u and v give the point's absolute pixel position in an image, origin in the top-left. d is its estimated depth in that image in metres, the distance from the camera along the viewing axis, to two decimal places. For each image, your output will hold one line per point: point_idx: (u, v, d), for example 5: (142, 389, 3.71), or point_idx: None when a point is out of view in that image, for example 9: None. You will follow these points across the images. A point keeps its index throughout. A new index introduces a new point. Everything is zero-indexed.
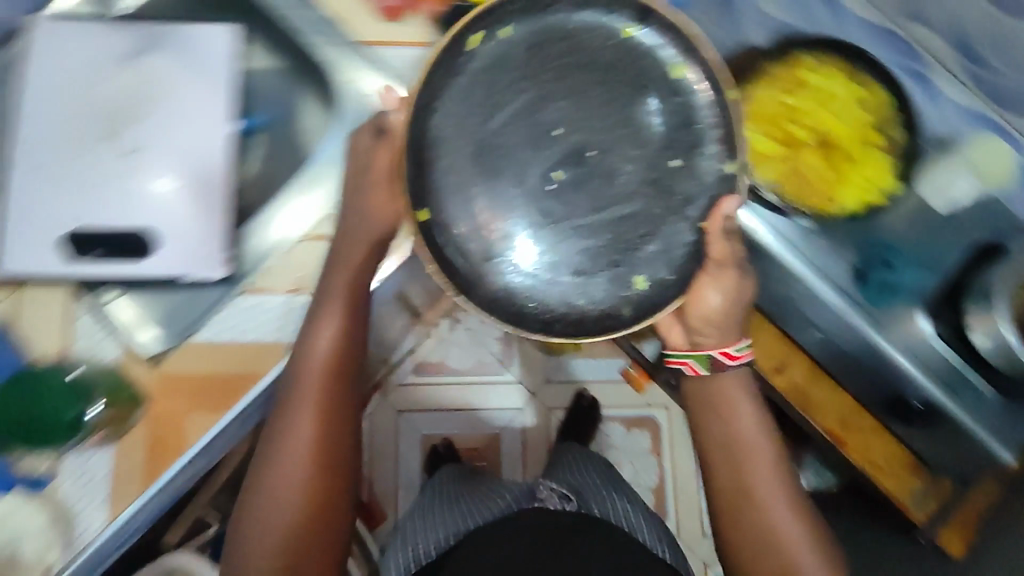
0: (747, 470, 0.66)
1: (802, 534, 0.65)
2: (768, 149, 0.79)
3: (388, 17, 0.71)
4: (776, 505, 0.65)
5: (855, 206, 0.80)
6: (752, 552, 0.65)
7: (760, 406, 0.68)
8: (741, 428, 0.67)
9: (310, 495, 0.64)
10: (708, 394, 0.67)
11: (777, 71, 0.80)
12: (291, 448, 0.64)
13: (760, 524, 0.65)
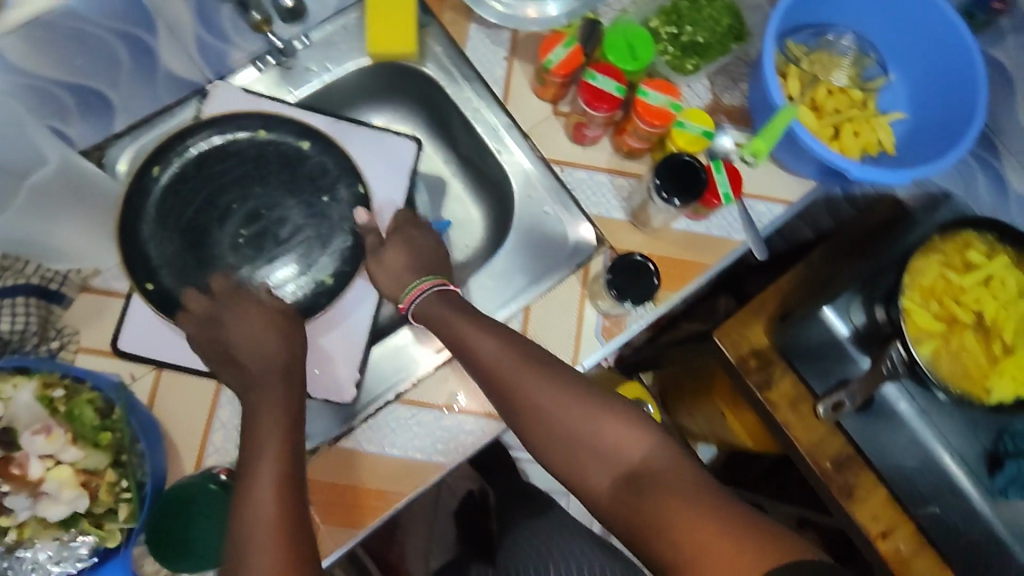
0: (503, 374, 0.57)
1: (614, 422, 0.54)
2: (928, 324, 0.75)
3: (581, 141, 0.72)
4: (565, 405, 0.55)
5: (1009, 398, 0.75)
6: (573, 461, 0.55)
7: (484, 320, 0.60)
8: (487, 341, 0.58)
9: (284, 507, 0.49)
10: (439, 315, 0.61)
11: (943, 247, 0.79)
12: (262, 485, 0.49)
13: (562, 429, 0.55)
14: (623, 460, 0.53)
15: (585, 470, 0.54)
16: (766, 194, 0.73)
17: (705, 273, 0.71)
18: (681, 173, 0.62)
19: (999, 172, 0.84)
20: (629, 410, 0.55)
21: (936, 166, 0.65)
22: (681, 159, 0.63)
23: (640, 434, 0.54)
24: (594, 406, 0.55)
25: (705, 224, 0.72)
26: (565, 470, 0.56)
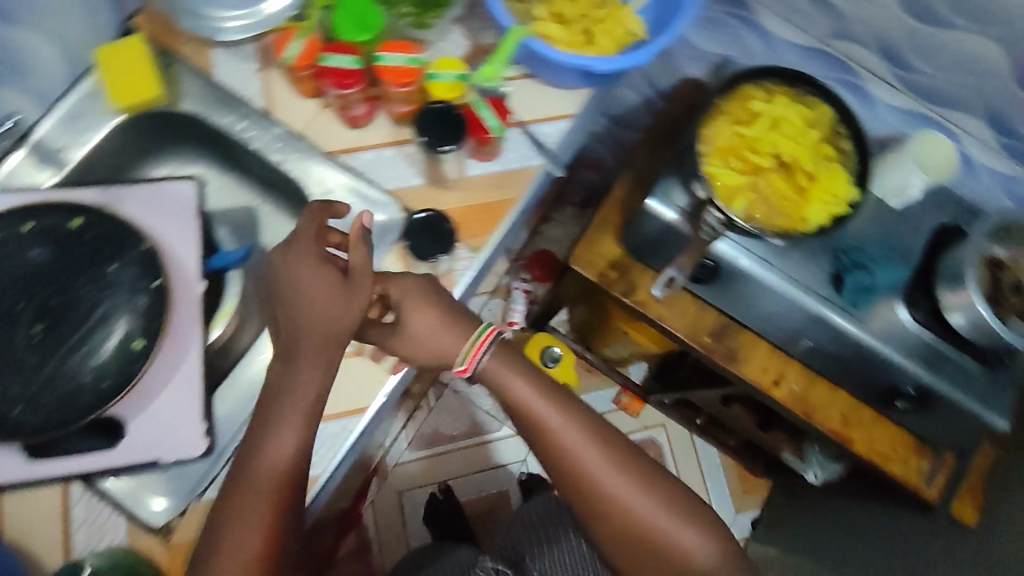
0: (579, 467, 0.66)
1: (687, 530, 0.67)
2: (730, 182, 0.80)
3: (352, 124, 0.72)
4: (642, 501, 0.66)
5: (825, 221, 0.81)
6: (632, 553, 0.67)
7: (551, 394, 0.67)
8: (557, 419, 0.66)
9: (274, 507, 0.56)
10: (486, 379, 0.66)
11: (727, 108, 0.84)
12: (269, 461, 0.57)
13: (629, 526, 0.66)
14: (681, 563, 0.66)
15: (636, 557, 0.67)
16: (545, 114, 0.75)
17: (515, 207, 0.73)
18: (439, 116, 0.65)
19: (754, 21, 0.87)
20: (683, 499, 0.68)
21: (665, 38, 0.71)
22: (437, 105, 0.66)
23: (704, 542, 0.67)
24: (669, 506, 0.67)
25: (500, 162, 0.74)
26: (621, 550, 0.68)
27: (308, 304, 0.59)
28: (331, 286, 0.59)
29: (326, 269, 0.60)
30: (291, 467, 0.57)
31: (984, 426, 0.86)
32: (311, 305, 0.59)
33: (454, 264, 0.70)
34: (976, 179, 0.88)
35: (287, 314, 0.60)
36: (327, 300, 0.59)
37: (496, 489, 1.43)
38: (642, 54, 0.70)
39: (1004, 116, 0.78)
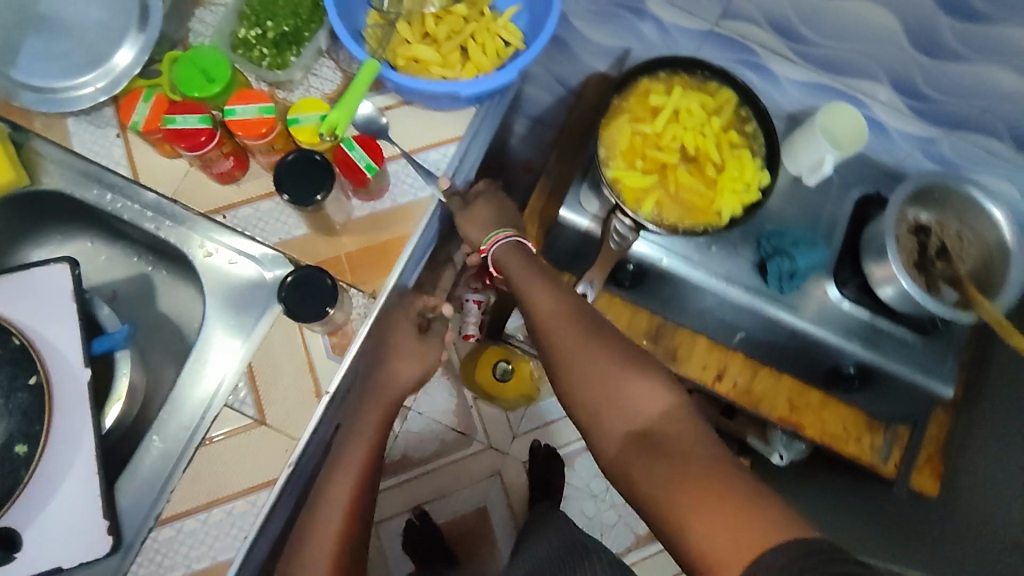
0: (551, 325, 0.71)
1: (637, 381, 0.66)
2: (637, 183, 0.77)
3: (226, 180, 0.67)
4: (592, 356, 0.68)
5: (737, 210, 0.78)
6: (592, 414, 0.67)
7: (546, 274, 0.74)
8: (542, 293, 0.72)
9: (368, 457, 0.64)
10: (507, 261, 0.74)
11: (626, 106, 0.80)
12: (368, 416, 0.65)
13: (585, 378, 0.67)
14: (639, 414, 0.65)
15: (602, 420, 0.66)
16: (430, 142, 0.72)
17: (410, 243, 0.69)
18: (304, 171, 0.60)
19: (643, 11, 0.83)
20: (651, 372, 0.67)
21: (533, 51, 0.66)
22: (303, 155, 0.61)
23: (658, 388, 0.65)
24: (635, 367, 0.67)
25: (388, 199, 0.70)
26: (582, 415, 0.68)
27: (388, 343, 0.67)
28: (408, 339, 0.67)
29: (400, 322, 0.67)
30: (385, 420, 0.66)
31: (933, 396, 0.84)
32: (394, 352, 0.66)
33: (352, 313, 0.67)
34: (892, 143, 0.86)
35: (369, 363, 0.67)
36: (407, 351, 0.66)
37: (476, 503, 1.41)
38: (513, 66, 0.66)
39: (907, 80, 0.75)
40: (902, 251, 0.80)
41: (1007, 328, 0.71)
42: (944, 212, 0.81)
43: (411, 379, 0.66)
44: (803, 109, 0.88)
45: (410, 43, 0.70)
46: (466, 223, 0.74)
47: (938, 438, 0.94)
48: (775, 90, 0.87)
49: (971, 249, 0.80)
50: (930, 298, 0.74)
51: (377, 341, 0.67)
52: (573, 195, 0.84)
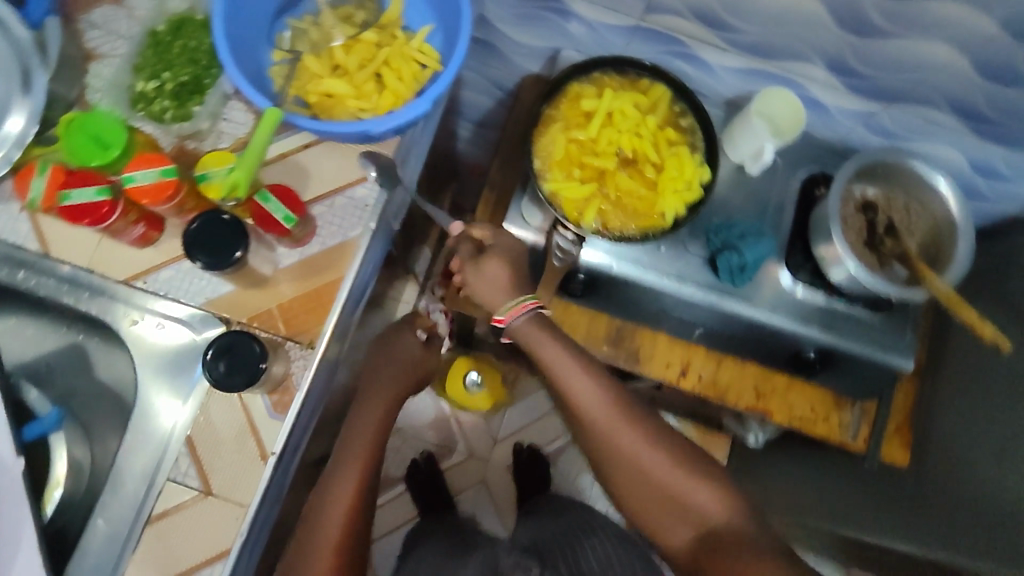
0: (610, 425, 0.76)
1: (699, 490, 0.75)
2: (577, 195, 0.76)
3: (143, 244, 0.64)
4: (659, 467, 0.76)
5: (681, 209, 0.76)
6: (659, 522, 0.78)
7: (591, 364, 0.77)
8: (591, 386, 0.75)
9: (360, 483, 0.75)
10: (523, 332, 0.75)
11: (557, 113, 0.78)
12: (362, 442, 0.76)
13: (649, 482, 0.77)
14: (700, 515, 0.75)
15: (666, 527, 0.77)
16: (355, 176, 0.69)
17: (345, 286, 0.67)
18: (214, 235, 0.57)
19: (566, 10, 0.80)
20: (682, 459, 0.77)
21: (444, 75, 0.62)
22: (213, 216, 0.58)
23: (713, 498, 0.75)
24: (683, 466, 0.77)
25: (317, 242, 0.67)
26: (650, 521, 0.79)
27: (397, 350, 0.85)
28: (416, 342, 0.86)
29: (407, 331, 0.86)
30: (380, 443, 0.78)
31: (894, 370, 0.83)
32: (402, 351, 0.85)
33: (291, 367, 0.64)
34: (833, 120, 0.85)
35: (375, 358, 0.84)
36: (414, 352, 0.86)
37: (466, 513, 1.40)
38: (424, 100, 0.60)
39: (837, 59, 0.74)
40: (850, 230, 0.79)
41: (958, 303, 0.70)
42: (891, 185, 0.81)
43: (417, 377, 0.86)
44: (740, 95, 0.86)
45: (321, 77, 0.66)
46: (475, 276, 0.75)
47: (906, 408, 0.94)
48: (709, 78, 0.85)
49: (920, 221, 0.79)
50: (880, 279, 0.73)
51: (382, 343, 0.85)
52: (514, 209, 0.83)
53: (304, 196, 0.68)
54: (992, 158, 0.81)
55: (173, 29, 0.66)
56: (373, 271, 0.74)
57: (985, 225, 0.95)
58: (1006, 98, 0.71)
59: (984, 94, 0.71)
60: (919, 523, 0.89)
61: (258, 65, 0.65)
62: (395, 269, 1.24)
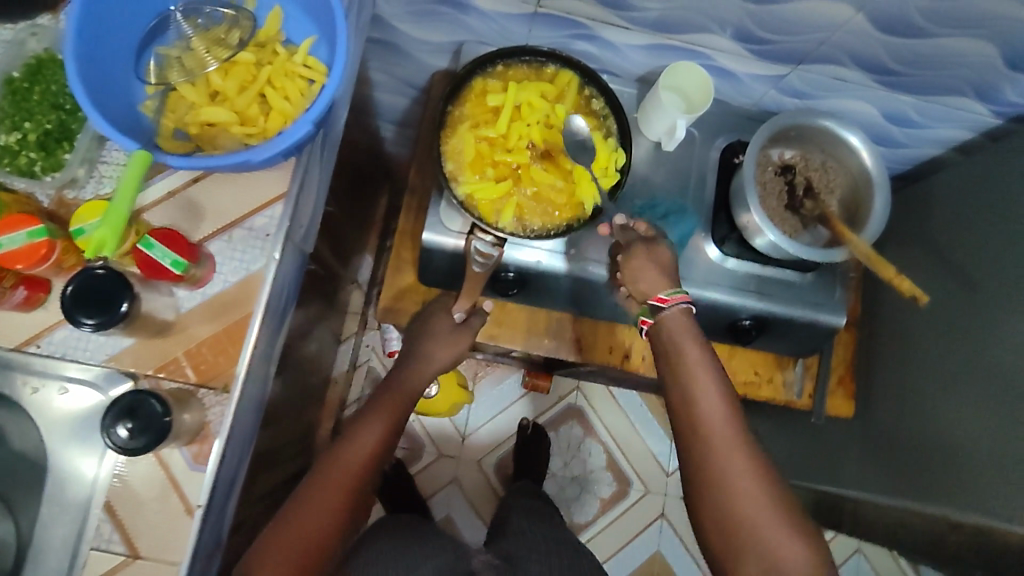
0: (715, 432, 0.63)
1: (790, 538, 0.58)
2: (492, 195, 0.73)
3: (28, 307, 0.60)
4: (748, 489, 0.61)
5: (601, 198, 0.75)
6: (727, 542, 0.61)
7: (714, 361, 0.67)
8: (710, 394, 0.65)
9: (338, 519, 0.65)
10: (671, 329, 0.70)
11: (464, 112, 0.76)
12: (349, 468, 0.68)
13: (727, 508, 0.61)
14: (770, 562, 0.58)
15: (726, 553, 0.61)
16: (251, 206, 0.66)
17: (256, 320, 0.64)
18: (92, 294, 0.54)
19: (460, 3, 0.77)
20: (774, 485, 0.61)
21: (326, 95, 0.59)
22: (89, 274, 0.55)
23: (802, 549, 0.58)
24: (771, 488, 0.61)
25: (219, 280, 0.64)
26: (717, 540, 0.62)
27: (434, 342, 0.81)
28: (448, 328, 0.82)
29: (441, 316, 0.83)
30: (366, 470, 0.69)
31: (829, 328, 0.83)
32: (437, 337, 0.82)
33: (208, 416, 0.61)
34: (745, 85, 0.84)
35: (410, 348, 0.82)
36: (444, 340, 0.82)
37: (441, 515, 1.39)
38: (303, 121, 0.57)
39: (739, 27, 0.72)
40: (770, 195, 0.78)
41: (876, 259, 0.69)
42: (806, 145, 0.80)
43: (443, 363, 0.81)
44: (650, 70, 0.84)
45: (200, 106, 0.62)
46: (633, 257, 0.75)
47: (847, 359, 0.94)
48: (618, 57, 0.83)
49: (840, 178, 0.79)
50: (803, 246, 0.73)
51: (421, 330, 0.83)
52: (434, 217, 0.79)
53: (198, 235, 0.64)
54: (903, 108, 0.82)
55: (30, 74, 0.62)
56: (288, 299, 0.71)
57: (906, 169, 0.96)
58: (911, 52, 0.70)
59: (887, 50, 0.71)
60: (870, 470, 0.91)
61: (128, 102, 0.61)
62: (333, 282, 1.20)
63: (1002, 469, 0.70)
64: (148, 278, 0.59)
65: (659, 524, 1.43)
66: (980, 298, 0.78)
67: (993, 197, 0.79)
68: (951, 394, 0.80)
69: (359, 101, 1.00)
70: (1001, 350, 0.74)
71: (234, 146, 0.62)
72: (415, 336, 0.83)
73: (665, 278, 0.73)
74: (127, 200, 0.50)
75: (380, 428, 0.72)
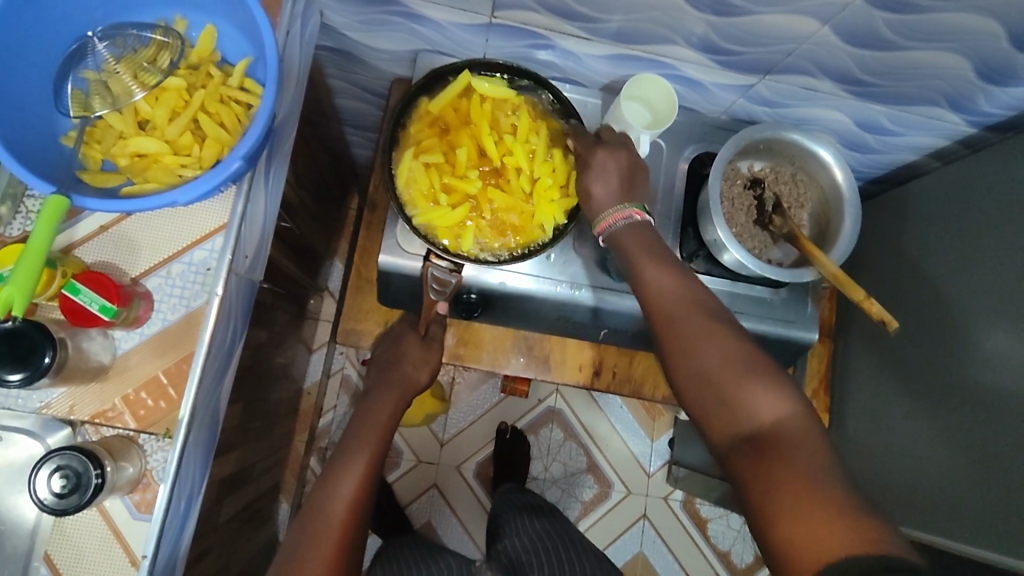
0: (669, 310, 0.60)
1: (757, 387, 0.54)
2: (447, 217, 0.70)
3: None
4: (715, 362, 0.56)
5: (560, 219, 0.72)
6: (707, 413, 0.56)
7: (663, 254, 0.63)
8: (660, 277, 0.62)
9: (336, 554, 0.61)
10: (619, 239, 0.65)
11: (416, 131, 0.72)
12: (339, 500, 0.64)
13: (699, 373, 0.57)
14: (750, 417, 0.54)
15: (710, 413, 0.56)
16: (190, 240, 0.63)
17: (198, 359, 0.60)
18: (8, 347, 0.53)
19: (412, 14, 0.72)
20: (740, 348, 0.57)
21: (257, 127, 0.56)
22: (4, 327, 0.53)
23: (777, 398, 0.54)
24: (752, 368, 0.55)
25: (157, 318, 0.61)
26: (697, 409, 0.58)
27: (403, 364, 0.78)
28: (415, 347, 0.80)
29: (408, 336, 0.80)
30: (354, 501, 0.64)
31: (801, 342, 0.82)
32: (406, 360, 0.79)
33: (149, 463, 0.60)
34: (712, 94, 0.80)
35: (379, 375, 0.78)
36: (412, 359, 0.79)
37: (422, 522, 1.35)
38: (232, 158, 0.56)
39: (702, 38, 0.68)
40: (738, 211, 0.76)
41: (844, 281, 0.65)
42: (777, 158, 0.78)
43: (422, 382, 0.79)
44: (615, 79, 0.81)
45: (127, 137, 0.59)
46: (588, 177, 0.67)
47: (821, 372, 0.97)
48: (579, 66, 0.79)
49: (813, 192, 0.77)
50: (771, 267, 0.71)
51: (389, 355, 0.80)
52: (391, 239, 0.76)
53: (134, 273, 0.62)
54: (876, 116, 0.79)
55: None
56: (237, 331, 0.69)
57: (885, 173, 0.93)
58: (881, 63, 0.67)
59: (856, 61, 0.68)
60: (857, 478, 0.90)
61: (48, 134, 0.58)
62: (303, 293, 1.17)
63: (978, 492, 0.69)
64: (74, 325, 0.58)
65: (643, 525, 1.39)
66: (952, 314, 0.76)
67: (968, 210, 0.77)
68: (926, 407, 0.78)
69: (318, 110, 0.96)
70: (971, 366, 0.72)
71: (167, 178, 0.59)
72: (381, 364, 0.80)
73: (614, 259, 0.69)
74: (37, 251, 0.49)
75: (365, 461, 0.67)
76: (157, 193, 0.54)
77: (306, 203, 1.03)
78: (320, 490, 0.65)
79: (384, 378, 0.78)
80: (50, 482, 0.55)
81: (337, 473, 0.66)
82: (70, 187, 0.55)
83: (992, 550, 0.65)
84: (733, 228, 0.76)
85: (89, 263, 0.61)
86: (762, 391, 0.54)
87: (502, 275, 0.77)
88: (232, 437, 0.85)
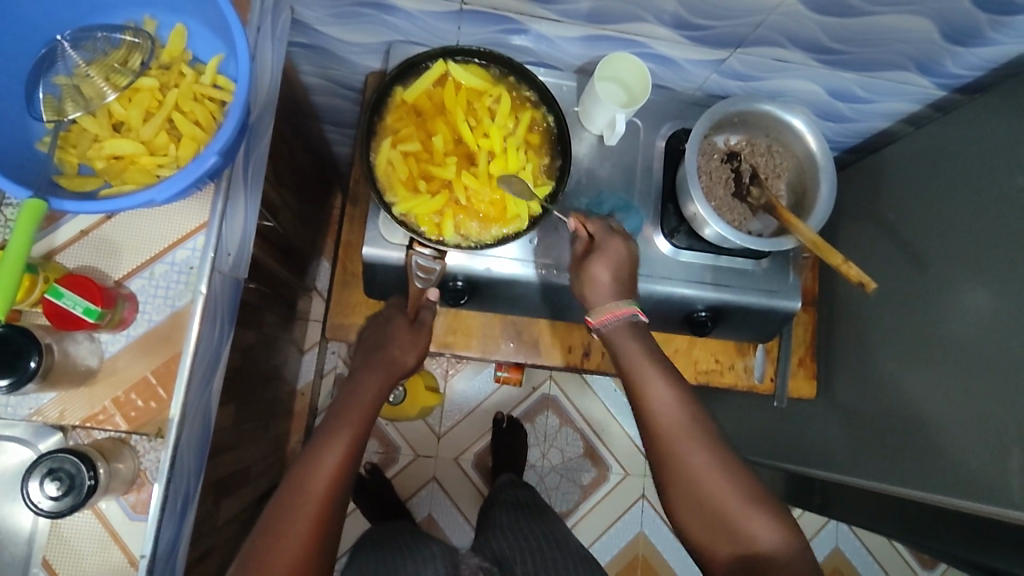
0: (667, 424, 0.66)
1: (755, 514, 0.61)
2: (428, 206, 0.70)
3: None
4: (711, 484, 0.63)
5: (541, 201, 0.72)
6: (705, 533, 0.62)
7: (666, 368, 0.69)
8: (661, 389, 0.67)
9: (316, 530, 0.62)
10: (623, 347, 0.70)
11: (393, 121, 0.72)
12: (320, 477, 0.64)
13: (698, 496, 0.63)
14: (749, 543, 0.60)
15: (704, 535, 0.62)
16: (173, 240, 0.63)
17: (185, 358, 0.60)
18: None
19: (383, 4, 0.72)
20: (738, 473, 0.63)
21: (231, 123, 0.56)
22: None
23: (777, 531, 0.60)
24: (751, 496, 0.62)
25: (142, 319, 0.61)
26: (690, 522, 0.64)
27: (389, 346, 0.78)
28: (403, 332, 0.80)
29: (395, 320, 0.80)
30: (335, 479, 0.65)
31: (785, 311, 0.83)
32: (392, 344, 0.78)
33: (142, 463, 0.60)
34: (686, 71, 0.81)
35: (364, 357, 0.78)
36: (400, 343, 0.79)
37: (422, 516, 1.35)
38: (207, 153, 0.56)
39: (674, 15, 0.69)
40: (716, 184, 0.77)
41: (822, 247, 0.66)
42: (752, 130, 0.79)
43: (408, 365, 0.79)
44: (589, 60, 0.82)
45: (103, 140, 0.58)
46: None
47: (807, 340, 0.98)
48: (552, 49, 0.80)
49: (789, 161, 0.78)
50: (751, 238, 0.72)
51: (374, 338, 0.79)
52: (374, 230, 0.76)
53: (118, 275, 0.61)
54: (847, 84, 0.80)
55: None
56: (224, 329, 0.69)
57: (860, 141, 0.94)
58: (849, 30, 0.68)
59: (824, 30, 0.69)
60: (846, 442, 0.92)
61: (22, 141, 0.58)
62: (292, 294, 1.17)
63: (964, 446, 0.70)
64: (61, 330, 0.58)
65: (642, 505, 1.40)
66: (931, 276, 0.78)
67: (942, 171, 0.78)
68: (910, 367, 0.80)
69: (295, 108, 0.96)
70: (952, 324, 0.74)
71: (145, 178, 0.59)
72: (367, 347, 0.79)
73: (622, 271, 0.72)
74: (16, 256, 0.49)
75: (348, 440, 0.67)
76: (134, 194, 0.54)
77: (288, 202, 1.03)
78: (302, 466, 0.65)
79: (367, 360, 0.77)
80: (44, 486, 0.55)
81: (320, 452, 0.66)
82: (47, 191, 0.55)
83: (978, 500, 0.67)
84: (712, 202, 0.77)
85: (71, 267, 0.61)
86: (768, 524, 0.60)
87: (486, 260, 0.77)
88: (226, 438, 0.85)
